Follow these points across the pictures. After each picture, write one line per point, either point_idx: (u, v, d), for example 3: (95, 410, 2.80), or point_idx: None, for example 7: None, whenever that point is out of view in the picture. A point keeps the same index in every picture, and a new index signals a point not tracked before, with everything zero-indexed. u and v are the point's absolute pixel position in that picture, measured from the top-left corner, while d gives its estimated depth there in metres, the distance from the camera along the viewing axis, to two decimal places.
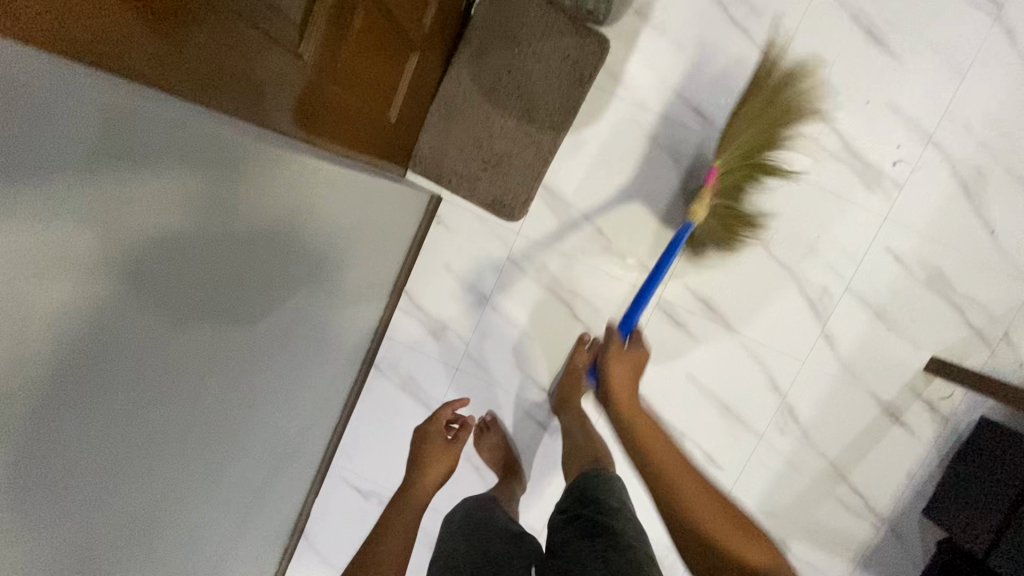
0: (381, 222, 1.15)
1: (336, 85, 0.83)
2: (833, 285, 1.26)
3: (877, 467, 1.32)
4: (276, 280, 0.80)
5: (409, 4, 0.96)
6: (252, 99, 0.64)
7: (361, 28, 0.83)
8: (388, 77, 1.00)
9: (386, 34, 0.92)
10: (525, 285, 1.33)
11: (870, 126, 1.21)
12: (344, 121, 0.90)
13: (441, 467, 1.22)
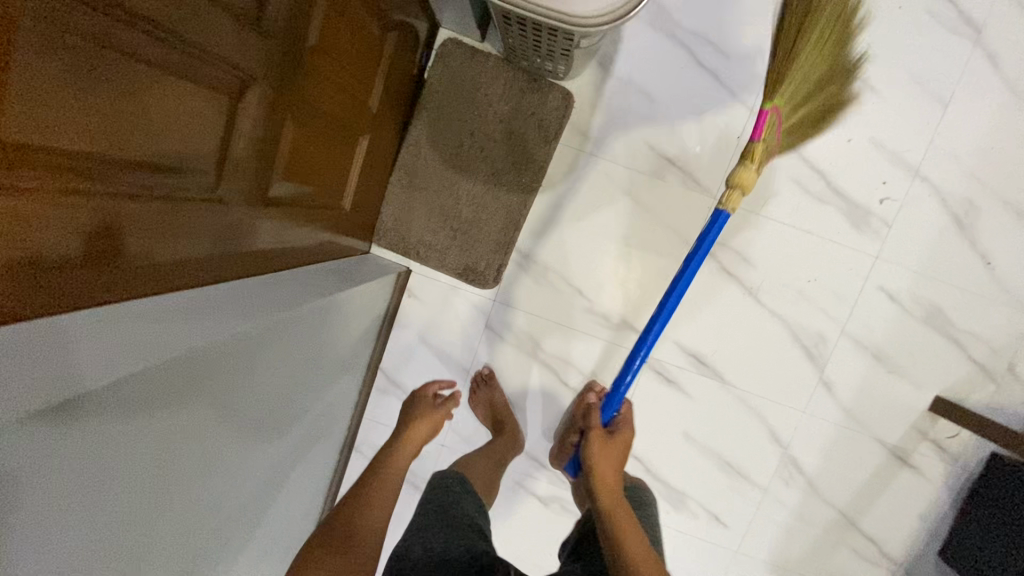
0: (378, 307, 1.14)
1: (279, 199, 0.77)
2: (828, 330, 1.20)
3: (888, 512, 1.26)
4: (280, 377, 0.80)
5: (353, 93, 0.89)
6: (245, 191, 0.66)
7: (301, 136, 0.77)
8: (337, 168, 0.93)
9: (330, 129, 0.85)
10: (506, 354, 1.25)
11: (852, 164, 1.15)
12: (291, 232, 0.83)
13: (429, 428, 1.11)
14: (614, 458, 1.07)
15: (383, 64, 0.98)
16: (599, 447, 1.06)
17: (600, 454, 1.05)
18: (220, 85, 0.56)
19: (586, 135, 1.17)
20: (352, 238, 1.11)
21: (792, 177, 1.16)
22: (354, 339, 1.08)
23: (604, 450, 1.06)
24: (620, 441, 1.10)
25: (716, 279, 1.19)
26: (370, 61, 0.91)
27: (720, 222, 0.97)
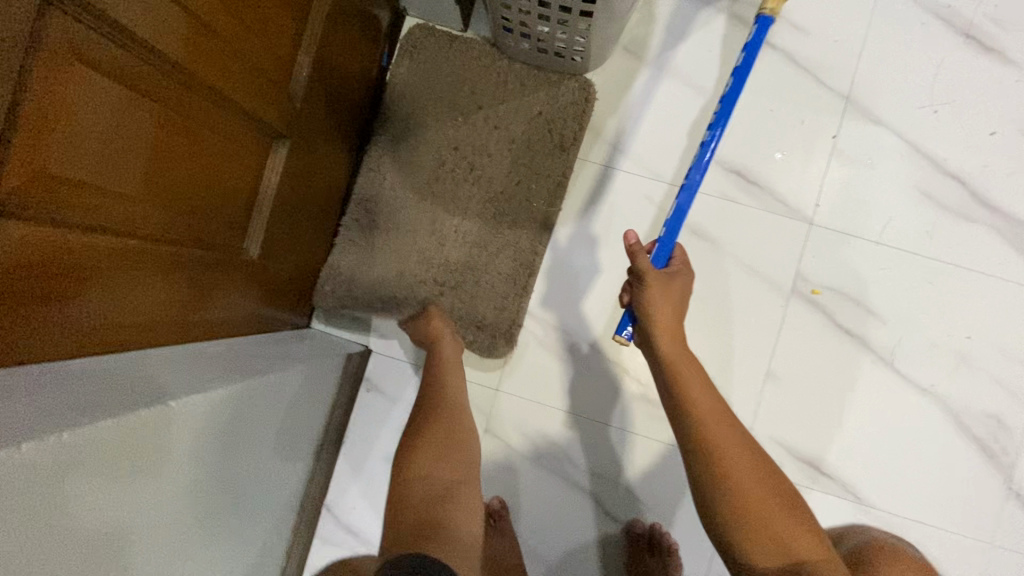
0: (326, 397, 0.75)
1: (83, 228, 0.40)
2: (1008, 412, 0.79)
3: None
4: (245, 485, 0.58)
5: (262, 59, 0.54)
6: (135, 211, 0.44)
7: (141, 110, 0.42)
8: (232, 185, 0.56)
9: (210, 111, 0.49)
10: (520, 472, 0.81)
11: (1003, 164, 0.80)
12: (115, 284, 0.44)
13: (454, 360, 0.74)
14: (680, 302, 0.63)
15: (319, 32, 0.63)
16: (662, 287, 0.62)
17: (660, 293, 0.61)
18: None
19: (617, 145, 0.83)
20: (274, 306, 0.72)
21: (918, 186, 0.81)
22: (274, 474, 0.65)
23: (668, 288, 0.62)
24: (683, 282, 0.64)
25: (827, 339, 0.80)
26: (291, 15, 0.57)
27: (766, 28, 0.66)
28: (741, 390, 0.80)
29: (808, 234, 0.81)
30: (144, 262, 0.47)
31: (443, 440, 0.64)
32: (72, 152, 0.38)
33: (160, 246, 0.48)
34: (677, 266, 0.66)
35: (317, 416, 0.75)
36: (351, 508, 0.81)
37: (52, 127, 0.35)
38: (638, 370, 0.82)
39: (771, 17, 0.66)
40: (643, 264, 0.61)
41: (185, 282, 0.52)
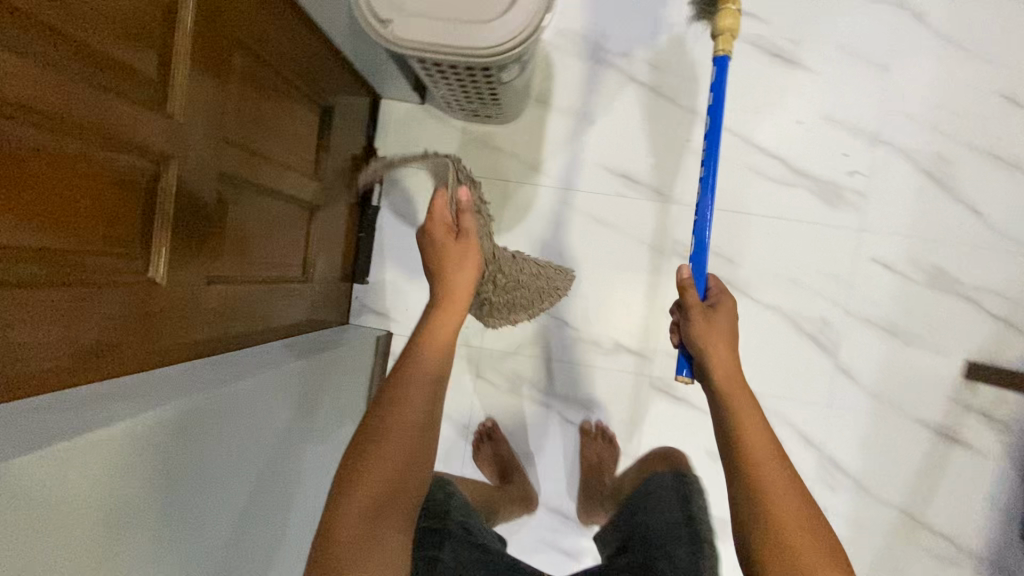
0: (362, 367, 1.09)
1: (215, 275, 0.73)
2: (831, 315, 1.14)
3: (951, 502, 1.15)
4: (286, 425, 0.83)
5: (284, 152, 0.88)
6: (237, 261, 0.78)
7: (222, 203, 0.73)
8: (288, 237, 0.92)
9: (268, 195, 0.84)
10: (505, 400, 1.21)
11: (810, 142, 1.14)
12: (235, 306, 0.79)
13: (425, 385, 0.63)
14: (729, 339, 0.69)
15: (319, 130, 0.98)
16: (708, 327, 0.69)
17: (708, 327, 0.69)
18: (153, 156, 0.59)
19: (539, 170, 1.19)
20: (326, 312, 1.10)
21: (753, 168, 1.15)
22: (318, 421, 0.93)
23: (714, 324, 0.69)
24: (726, 310, 0.73)
25: None
26: (297, 121, 0.91)
27: (722, 69, 0.78)
28: (645, 324, 1.18)
29: (676, 212, 1.18)
30: (250, 289, 0.82)
31: (393, 492, 0.60)
32: (209, 233, 0.71)
33: (257, 280, 0.84)
34: (715, 292, 0.76)
35: (358, 379, 1.10)
36: None
37: (169, 225, 0.63)
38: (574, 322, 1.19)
39: (726, 56, 0.78)
40: (690, 297, 0.72)
41: (274, 301, 0.89)
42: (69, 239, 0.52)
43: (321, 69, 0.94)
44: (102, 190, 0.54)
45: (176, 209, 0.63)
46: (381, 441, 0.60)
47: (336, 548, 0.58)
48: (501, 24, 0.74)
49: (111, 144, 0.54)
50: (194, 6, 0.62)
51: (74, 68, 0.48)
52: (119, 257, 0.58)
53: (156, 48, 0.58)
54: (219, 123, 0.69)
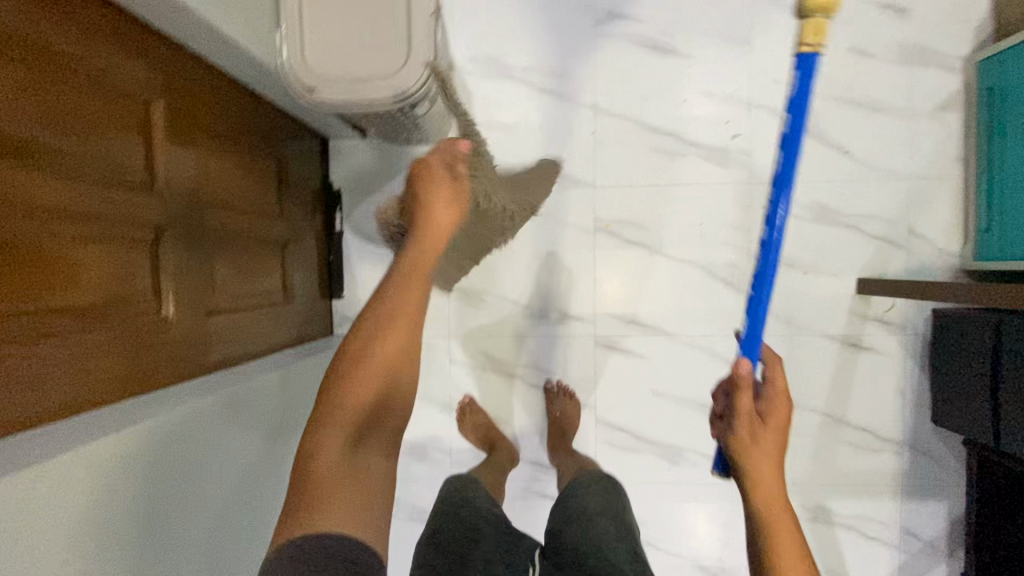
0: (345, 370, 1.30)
1: (212, 307, 0.92)
2: (736, 258, 1.35)
3: (866, 399, 1.35)
4: (270, 417, 1.00)
5: (252, 199, 1.07)
6: (228, 294, 0.97)
7: (207, 249, 0.92)
8: (266, 270, 1.11)
9: (243, 237, 1.03)
10: (478, 376, 1.41)
11: (696, 117, 1.34)
12: (230, 330, 0.98)
13: (403, 324, 0.75)
14: (778, 456, 0.72)
15: (278, 176, 1.17)
16: (762, 452, 0.71)
17: (753, 446, 0.71)
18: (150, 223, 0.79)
19: None
20: (312, 327, 1.30)
21: (652, 147, 1.35)
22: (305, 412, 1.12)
23: (767, 446, 0.71)
24: (779, 416, 0.72)
25: (624, 251, 1.38)
26: (260, 173, 1.09)
27: (811, 71, 0.66)
28: (584, 293, 1.39)
29: (595, 195, 1.38)
30: (240, 315, 1.00)
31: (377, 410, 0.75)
32: (199, 273, 0.90)
33: (245, 308, 1.03)
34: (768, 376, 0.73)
35: None
36: None
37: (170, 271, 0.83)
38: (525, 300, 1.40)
39: (813, 54, 0.66)
40: (745, 400, 0.71)
41: (262, 324, 1.08)
42: (101, 290, 0.72)
43: (274, 127, 1.15)
44: (116, 252, 0.74)
45: (177, 262, 0.84)
46: (364, 371, 0.73)
47: (325, 461, 0.71)
48: (400, 77, 0.93)
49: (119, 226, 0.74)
50: (164, 108, 0.82)
51: (87, 181, 0.69)
52: (136, 300, 0.77)
53: (141, 147, 0.78)
54: (198, 190, 0.90)
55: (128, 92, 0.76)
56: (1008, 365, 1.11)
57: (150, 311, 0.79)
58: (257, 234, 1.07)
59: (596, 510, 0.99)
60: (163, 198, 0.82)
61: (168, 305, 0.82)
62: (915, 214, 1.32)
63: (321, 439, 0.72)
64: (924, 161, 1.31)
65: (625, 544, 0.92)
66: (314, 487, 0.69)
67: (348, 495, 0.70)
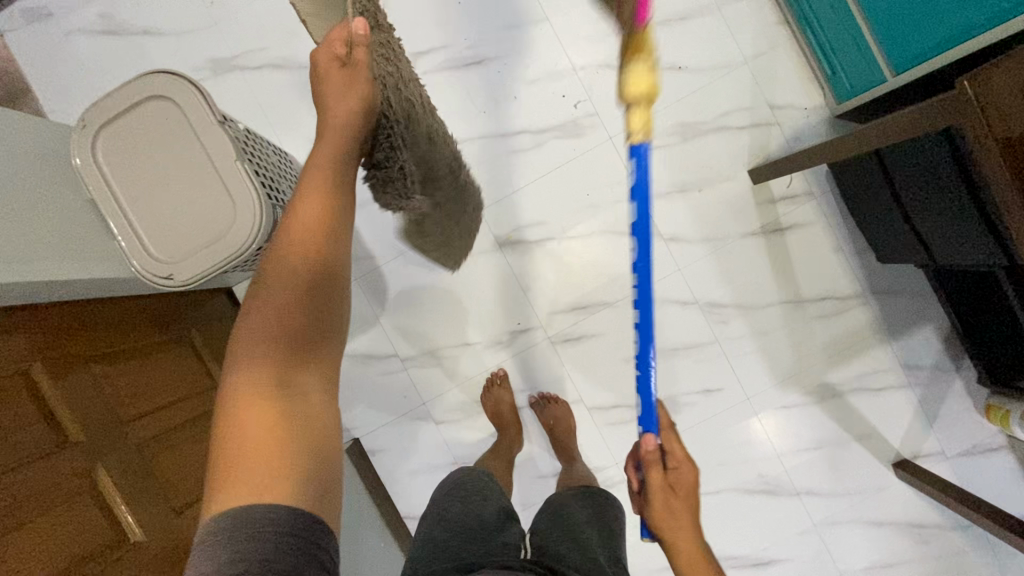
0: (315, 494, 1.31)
1: (177, 504, 0.99)
2: (634, 208, 1.39)
3: (809, 270, 1.38)
4: None
5: (176, 387, 1.12)
6: (188, 484, 1.04)
7: (150, 456, 0.98)
8: None
9: (182, 425, 1.08)
10: (465, 425, 1.44)
11: (536, 105, 1.38)
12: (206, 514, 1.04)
13: (313, 216, 0.69)
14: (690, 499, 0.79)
15: (196, 348, 1.22)
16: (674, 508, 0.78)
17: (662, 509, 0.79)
18: (82, 471, 0.85)
19: (374, 257, 1.43)
20: None
21: (510, 151, 1.39)
22: None
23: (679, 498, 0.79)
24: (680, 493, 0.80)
25: (536, 252, 1.41)
26: (175, 359, 1.15)
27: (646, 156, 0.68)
28: (520, 304, 1.42)
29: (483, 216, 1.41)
30: (207, 495, 1.07)
31: (309, 312, 0.65)
32: (152, 483, 0.96)
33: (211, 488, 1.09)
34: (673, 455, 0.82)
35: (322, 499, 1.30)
36: (413, 506, 1.46)
37: (123, 501, 0.89)
38: (472, 339, 1.43)
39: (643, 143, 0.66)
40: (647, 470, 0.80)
41: None
42: (68, 555, 0.78)
43: (171, 309, 1.19)
44: (63, 515, 0.80)
45: (127, 488, 0.90)
46: (277, 276, 0.65)
47: (247, 401, 0.59)
48: (236, 230, 0.98)
49: (47, 493, 0.79)
50: (41, 367, 0.87)
51: (7, 470, 0.75)
52: (105, 544, 0.84)
53: (38, 413, 0.84)
54: (113, 415, 0.94)
55: (1, 372, 0.81)
56: (904, 191, 1.14)
57: (122, 547, 0.86)
58: (194, 415, 1.12)
59: (591, 517, 0.95)
60: (87, 442, 0.88)
61: (135, 528, 0.89)
62: (767, 90, 1.35)
63: (238, 381, 0.61)
64: (751, 40, 1.35)
65: (605, 546, 0.89)
66: (247, 422, 0.58)
67: (287, 416, 0.59)
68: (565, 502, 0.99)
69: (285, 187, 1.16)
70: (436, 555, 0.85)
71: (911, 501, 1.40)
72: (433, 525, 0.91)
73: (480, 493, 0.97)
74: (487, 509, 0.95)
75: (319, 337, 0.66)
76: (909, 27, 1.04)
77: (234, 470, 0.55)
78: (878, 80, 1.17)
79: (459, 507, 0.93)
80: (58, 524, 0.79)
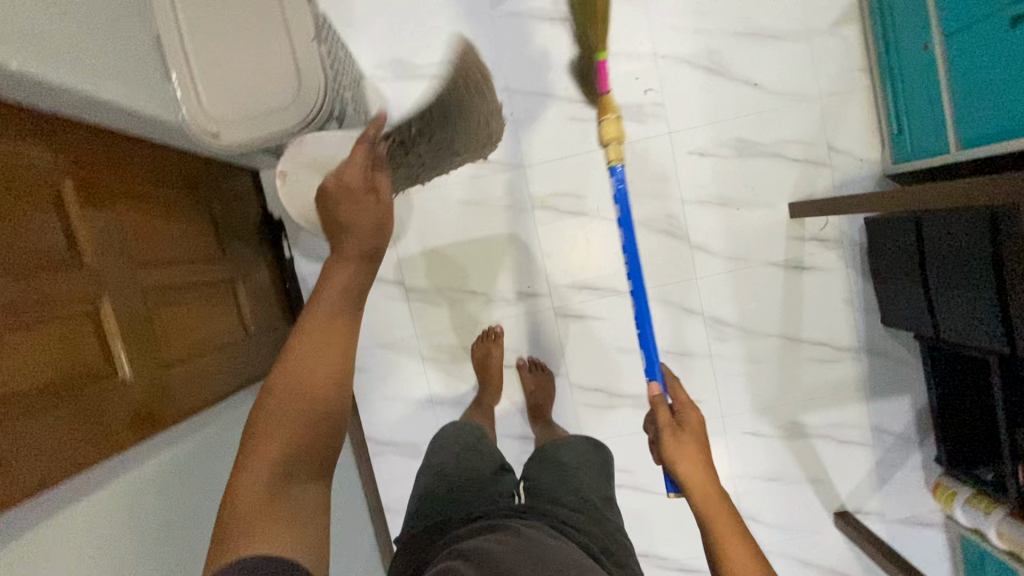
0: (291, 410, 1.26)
1: (167, 359, 0.99)
2: (671, 208, 1.40)
3: (816, 314, 1.42)
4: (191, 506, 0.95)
5: (190, 252, 1.11)
6: (182, 345, 1.04)
7: (151, 307, 0.97)
8: (218, 313, 1.16)
9: (187, 287, 1.08)
10: (449, 369, 1.46)
11: (606, 80, 1.38)
12: (191, 378, 1.04)
13: (337, 318, 0.68)
14: (699, 448, 0.83)
15: (213, 218, 1.20)
16: (685, 455, 0.82)
17: (679, 452, 0.82)
18: (87, 297, 0.84)
19: None
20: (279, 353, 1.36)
21: (569, 117, 1.39)
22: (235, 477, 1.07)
23: (690, 447, 0.82)
24: (691, 427, 0.85)
25: (564, 222, 1.42)
26: (193, 223, 1.13)
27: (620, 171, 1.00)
28: (532, 269, 1.44)
29: (524, 173, 1.41)
30: (195, 360, 1.06)
31: (324, 412, 0.65)
32: (148, 332, 0.95)
33: (200, 356, 1.08)
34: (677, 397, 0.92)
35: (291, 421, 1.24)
36: (380, 430, 1.48)
37: (119, 339, 0.88)
38: (480, 289, 1.44)
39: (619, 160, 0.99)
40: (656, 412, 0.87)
41: (221, 367, 1.14)
42: (60, 370, 0.78)
43: (196, 173, 1.17)
44: (62, 332, 0.79)
45: (125, 328, 0.90)
46: (290, 395, 0.64)
47: (256, 486, 0.60)
48: (295, 109, 0.97)
49: (46, 306, 0.77)
50: (71, 185, 0.85)
51: (18, 271, 0.74)
52: (95, 372, 0.83)
53: (59, 227, 0.82)
54: (124, 253, 0.93)
55: (32, 177, 0.79)
56: (933, 262, 1.17)
57: (111, 380, 0.85)
58: (199, 281, 1.11)
59: (578, 464, 0.96)
60: (98, 271, 0.87)
61: (124, 366, 0.88)
62: (831, 131, 1.37)
63: (252, 464, 0.61)
64: (830, 79, 1.36)
65: (597, 491, 0.91)
66: (256, 506, 0.59)
67: (292, 513, 0.60)
68: (550, 451, 1.00)
69: (347, 84, 1.15)
70: (437, 510, 0.88)
71: (842, 550, 1.47)
72: (433, 480, 0.93)
73: (474, 450, 0.99)
74: (482, 464, 0.97)
75: (325, 436, 0.65)
76: (990, 107, 1.06)
77: (244, 549, 0.57)
78: (942, 151, 1.20)
79: (455, 464, 0.96)
80: (57, 339, 0.78)
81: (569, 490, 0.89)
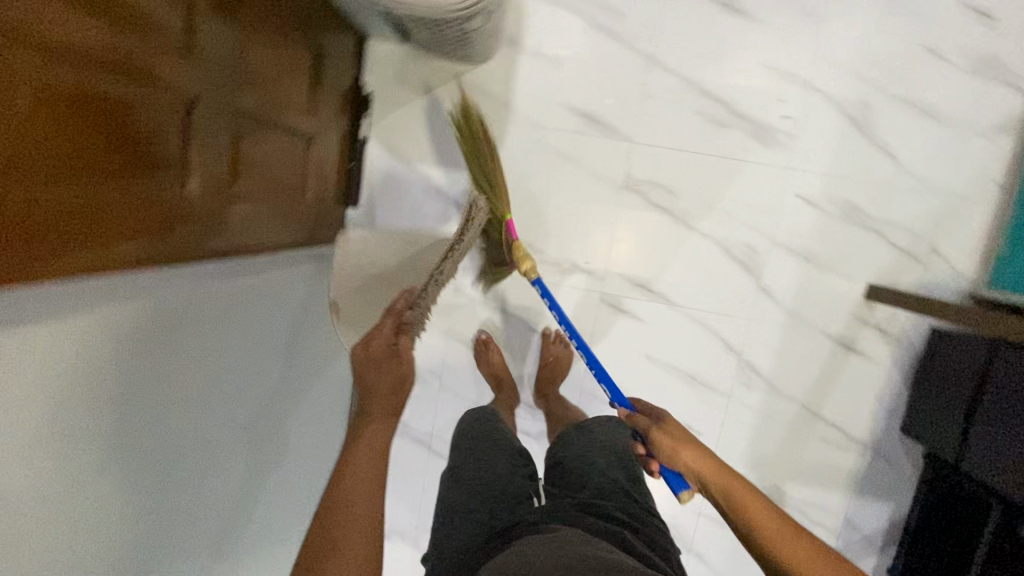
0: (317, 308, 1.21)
1: (232, 192, 0.90)
2: (756, 242, 1.35)
3: (845, 398, 1.40)
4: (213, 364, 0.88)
5: (282, 91, 1.01)
6: (249, 184, 0.95)
7: (234, 131, 0.88)
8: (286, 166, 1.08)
9: (269, 126, 0.99)
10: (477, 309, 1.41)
11: (749, 90, 1.30)
12: (247, 222, 0.96)
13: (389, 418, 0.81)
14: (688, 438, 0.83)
15: (312, 66, 1.10)
16: (681, 447, 0.81)
17: (675, 445, 0.81)
18: (186, 93, 0.75)
19: (510, 110, 1.34)
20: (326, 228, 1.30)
21: (698, 112, 1.31)
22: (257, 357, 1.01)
23: (682, 439, 0.82)
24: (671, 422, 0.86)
25: (647, 213, 1.35)
26: (294, 62, 1.03)
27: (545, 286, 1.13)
28: (597, 246, 1.38)
29: (631, 149, 1.34)
30: (255, 204, 0.97)
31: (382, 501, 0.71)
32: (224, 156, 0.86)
33: (261, 203, 1.00)
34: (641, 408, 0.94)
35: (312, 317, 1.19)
36: None
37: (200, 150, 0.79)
38: (538, 245, 1.38)
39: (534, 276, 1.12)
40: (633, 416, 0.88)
41: (273, 221, 1.06)
42: (141, 158, 0.68)
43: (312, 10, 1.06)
44: (155, 119, 0.70)
45: (207, 142, 0.81)
46: (356, 481, 0.72)
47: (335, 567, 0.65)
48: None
49: (150, 84, 0.68)
50: None
51: (134, 33, 0.64)
52: (171, 177, 0.74)
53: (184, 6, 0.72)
54: (230, 64, 0.83)
55: None
56: (993, 394, 1.14)
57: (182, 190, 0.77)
58: (280, 123, 1.02)
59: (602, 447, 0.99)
60: (204, 71, 0.77)
61: (196, 181, 0.80)
62: (940, 231, 1.32)
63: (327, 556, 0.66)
64: (964, 180, 1.30)
65: (624, 472, 0.95)
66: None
67: None
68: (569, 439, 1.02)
69: None
70: (461, 514, 0.91)
71: None
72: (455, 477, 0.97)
73: (491, 438, 1.02)
74: (501, 457, 0.99)
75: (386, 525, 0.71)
76: None
77: None
78: None
79: (473, 460, 0.98)
80: (149, 124, 0.69)
81: (599, 475, 0.93)
